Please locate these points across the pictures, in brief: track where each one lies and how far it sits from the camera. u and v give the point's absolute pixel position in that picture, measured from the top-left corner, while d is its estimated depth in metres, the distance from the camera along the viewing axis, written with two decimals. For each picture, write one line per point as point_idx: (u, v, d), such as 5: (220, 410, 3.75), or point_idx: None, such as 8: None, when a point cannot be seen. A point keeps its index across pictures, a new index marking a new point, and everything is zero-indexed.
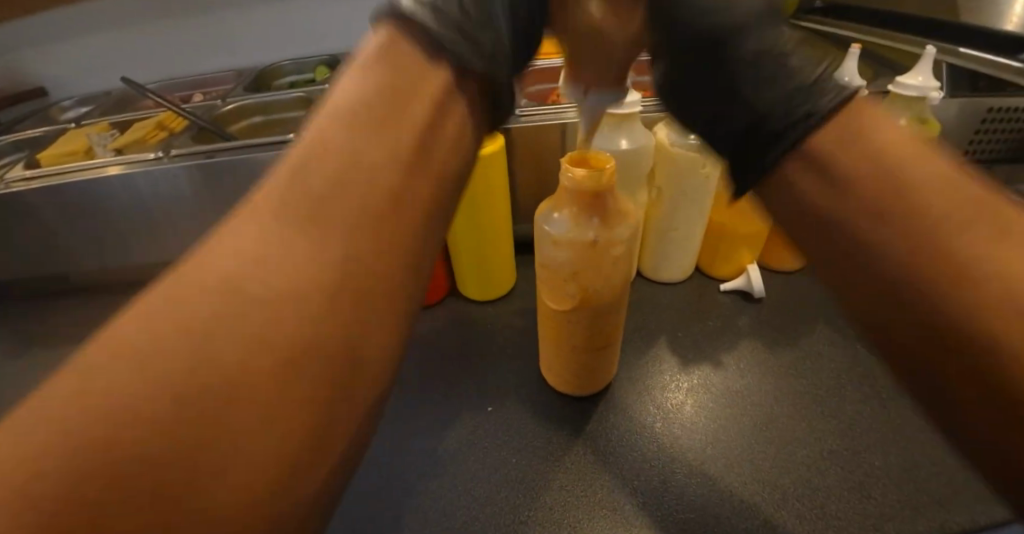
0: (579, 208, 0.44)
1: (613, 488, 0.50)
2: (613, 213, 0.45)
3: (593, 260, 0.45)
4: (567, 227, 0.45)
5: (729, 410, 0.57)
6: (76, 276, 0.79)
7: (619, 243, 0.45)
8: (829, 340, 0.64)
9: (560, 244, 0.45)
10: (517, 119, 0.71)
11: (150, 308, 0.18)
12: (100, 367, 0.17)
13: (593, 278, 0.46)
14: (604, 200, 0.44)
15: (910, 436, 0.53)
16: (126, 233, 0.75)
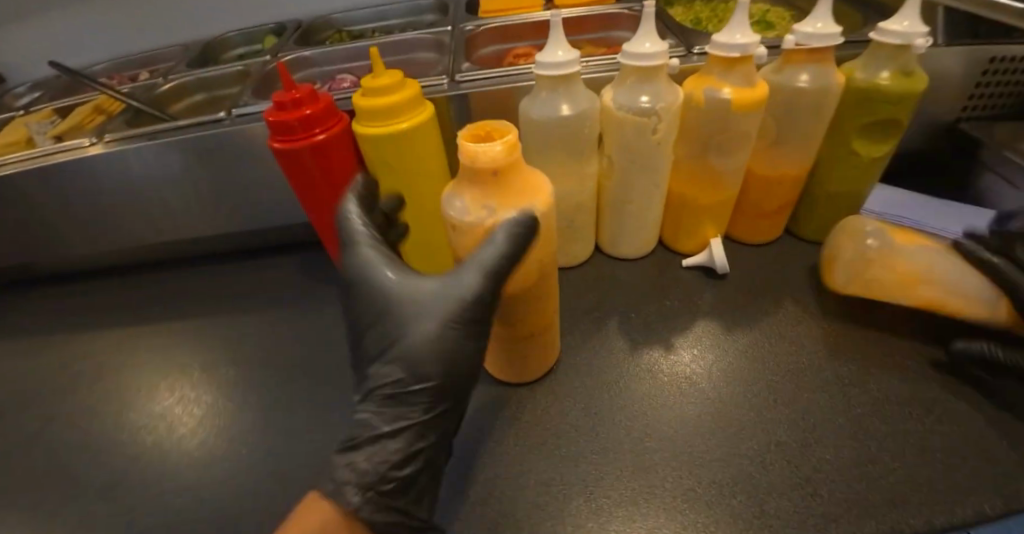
0: (480, 188, 0.40)
1: (540, 482, 0.47)
2: (518, 194, 0.40)
3: (498, 246, 0.41)
4: (470, 212, 0.40)
5: (676, 398, 0.53)
6: (39, 265, 0.80)
7: None
8: (794, 321, 0.59)
9: (462, 230, 0.41)
10: (458, 87, 0.64)
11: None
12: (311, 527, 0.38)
13: (500, 261, 0.43)
14: (505, 178, 0.40)
15: (869, 428, 0.49)
16: (75, 223, 0.74)
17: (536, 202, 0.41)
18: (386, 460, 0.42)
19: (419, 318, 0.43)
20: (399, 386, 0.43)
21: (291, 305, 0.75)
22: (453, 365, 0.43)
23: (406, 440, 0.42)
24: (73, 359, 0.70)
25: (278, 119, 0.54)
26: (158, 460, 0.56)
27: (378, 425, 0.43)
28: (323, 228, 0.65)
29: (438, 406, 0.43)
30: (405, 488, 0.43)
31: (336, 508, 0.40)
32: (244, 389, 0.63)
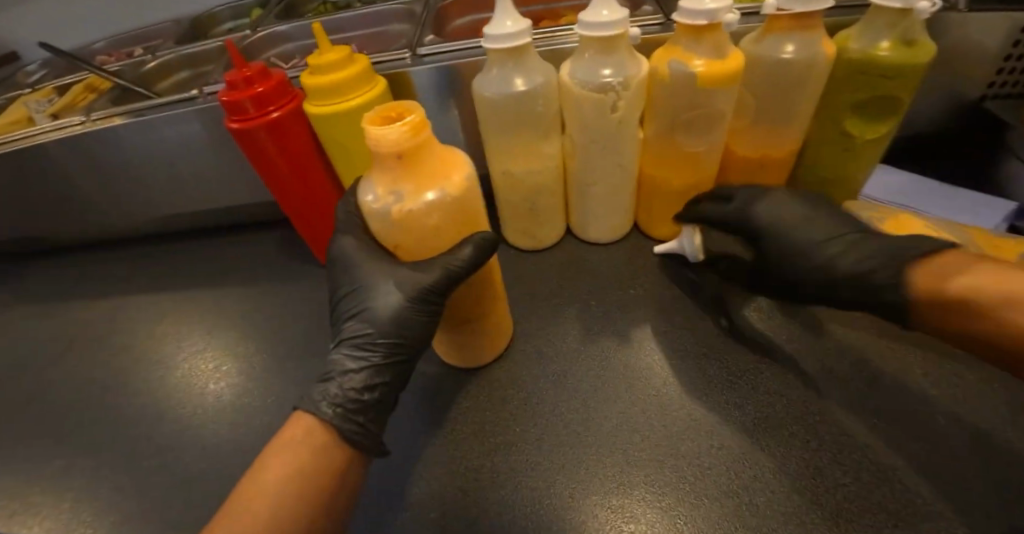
0: (388, 174, 0.40)
1: (469, 468, 0.47)
2: (431, 179, 0.40)
3: (408, 229, 0.43)
4: (379, 195, 0.41)
5: (622, 387, 0.51)
6: (53, 236, 0.86)
7: (435, 212, 0.42)
8: (764, 317, 0.55)
9: (374, 214, 0.42)
10: (420, 61, 0.61)
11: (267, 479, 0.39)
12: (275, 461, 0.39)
13: (414, 241, 0.45)
14: (414, 163, 0.39)
15: (824, 436, 0.46)
16: (76, 198, 0.78)
17: (446, 187, 0.41)
18: (355, 386, 0.44)
19: (384, 281, 0.45)
20: (366, 333, 0.45)
21: (270, 280, 0.77)
22: (411, 325, 0.45)
23: (372, 374, 0.45)
24: (76, 324, 0.76)
25: (229, 99, 0.54)
26: (137, 424, 0.61)
27: (348, 362, 0.45)
28: (288, 206, 0.65)
29: (400, 349, 0.46)
30: (369, 409, 0.44)
31: (311, 423, 0.42)
32: (218, 360, 0.66)
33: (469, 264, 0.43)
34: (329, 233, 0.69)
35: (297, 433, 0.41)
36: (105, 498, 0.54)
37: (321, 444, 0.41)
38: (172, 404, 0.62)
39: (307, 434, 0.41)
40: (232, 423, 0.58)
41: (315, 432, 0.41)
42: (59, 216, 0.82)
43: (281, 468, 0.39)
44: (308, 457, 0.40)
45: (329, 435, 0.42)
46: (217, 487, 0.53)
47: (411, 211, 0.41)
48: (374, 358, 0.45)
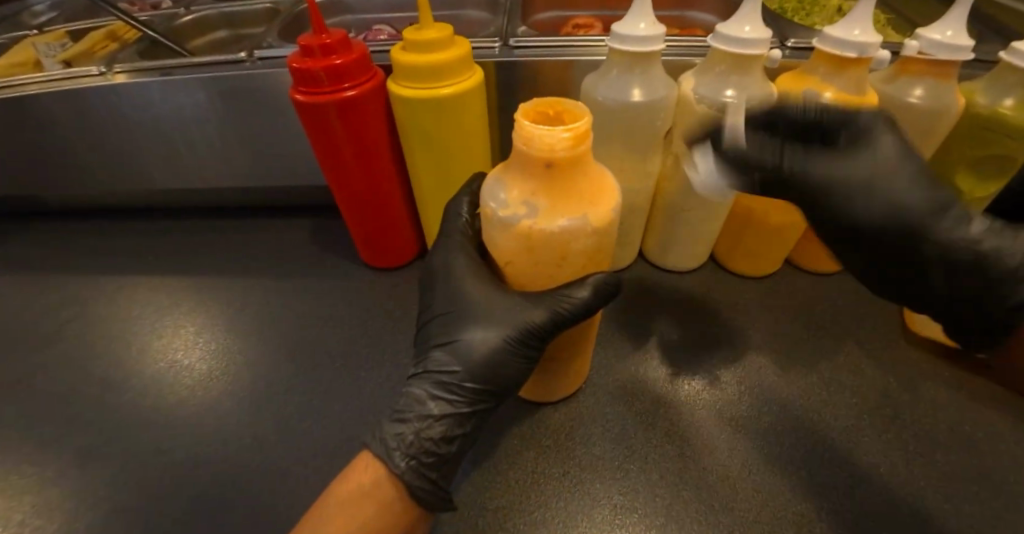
0: (527, 181, 0.33)
1: (554, 519, 0.43)
2: (574, 200, 0.34)
3: (530, 252, 0.36)
4: (508, 207, 0.34)
5: (716, 439, 0.48)
6: (45, 198, 0.76)
7: (570, 244, 0.35)
8: (856, 368, 0.53)
9: (494, 225, 0.35)
10: (511, 52, 0.56)
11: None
12: (325, 513, 0.33)
13: (527, 267, 0.38)
14: (561, 177, 0.33)
15: (936, 505, 0.43)
16: (78, 158, 0.69)
17: (590, 213, 0.34)
18: (433, 435, 0.36)
19: (483, 313, 0.38)
20: (452, 372, 0.37)
21: (300, 273, 0.69)
22: (503, 370, 0.38)
23: (452, 424, 0.37)
24: (65, 302, 0.65)
25: (301, 67, 0.47)
26: (145, 431, 0.52)
27: (427, 402, 0.37)
28: (343, 194, 0.58)
29: (487, 395, 0.38)
30: (445, 463, 0.37)
31: (378, 471, 0.35)
32: (243, 361, 0.58)
33: (580, 308, 0.37)
34: (380, 234, 0.62)
35: (363, 482, 0.34)
36: (106, 519, 0.45)
37: (388, 502, 0.34)
38: (190, 410, 0.54)
39: (373, 484, 0.34)
40: (260, 437, 0.51)
41: (380, 484, 0.34)
42: (54, 176, 0.71)
43: (341, 524, 0.32)
44: (371, 510, 0.33)
45: (397, 491, 0.35)
46: (246, 514, 0.45)
47: (542, 232, 0.34)
48: (458, 404, 0.37)
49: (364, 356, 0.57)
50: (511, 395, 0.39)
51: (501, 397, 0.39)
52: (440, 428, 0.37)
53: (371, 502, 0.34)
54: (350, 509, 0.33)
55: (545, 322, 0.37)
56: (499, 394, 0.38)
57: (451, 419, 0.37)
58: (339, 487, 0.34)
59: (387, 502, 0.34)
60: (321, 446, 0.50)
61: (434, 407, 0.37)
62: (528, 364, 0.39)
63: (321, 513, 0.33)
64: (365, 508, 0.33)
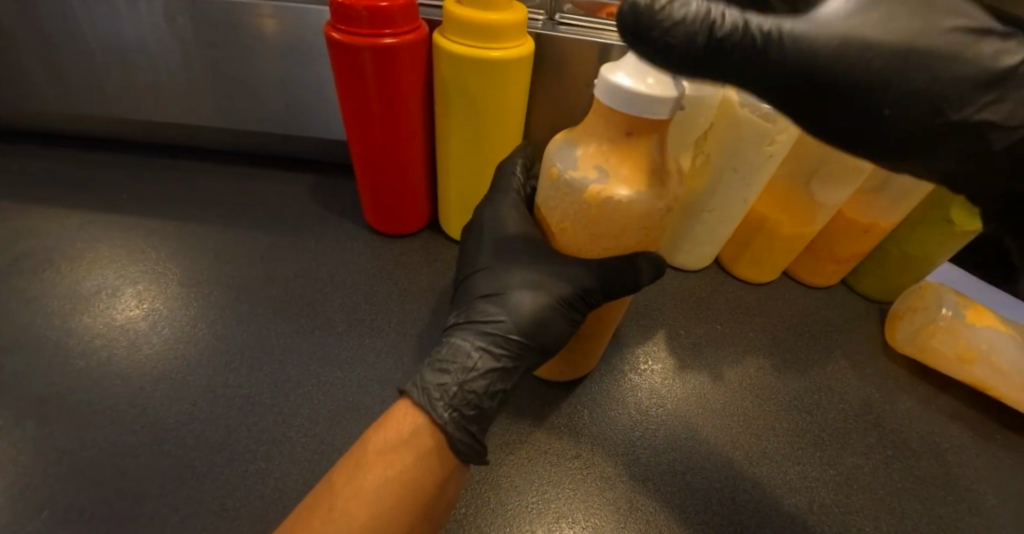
0: (603, 147, 0.33)
1: (573, 495, 0.43)
2: (648, 171, 0.33)
3: (591, 219, 0.35)
4: (579, 167, 0.34)
5: (716, 425, 0.50)
6: (16, 112, 0.69)
7: (634, 215, 0.34)
8: (842, 376, 0.56)
9: (560, 186, 0.35)
10: (554, 27, 0.54)
11: (354, 482, 0.31)
12: (363, 461, 0.32)
13: (581, 235, 0.37)
14: (640, 146, 0.32)
15: (911, 507, 0.46)
16: (60, 71, 0.64)
17: (659, 187, 0.34)
18: (477, 389, 0.35)
19: (534, 278, 0.38)
20: (500, 326, 0.37)
21: (301, 228, 0.65)
22: (550, 329, 0.38)
23: (495, 378, 0.36)
24: (29, 232, 0.59)
25: (343, 2, 0.43)
26: (118, 381, 0.47)
27: (471, 353, 0.36)
28: (362, 147, 0.55)
29: (531, 354, 0.37)
30: (484, 419, 0.36)
31: (419, 421, 0.34)
32: (234, 315, 0.54)
33: (631, 279, 0.37)
34: (394, 198, 0.59)
35: (401, 431, 0.33)
36: (71, 465, 0.41)
37: (428, 449, 0.33)
38: (171, 363, 0.49)
39: (413, 432, 0.33)
40: (250, 397, 0.47)
41: (421, 432, 0.33)
42: (28, 87, 0.66)
43: (379, 469, 0.32)
44: (412, 457, 0.32)
45: (436, 441, 0.33)
46: (231, 478, 0.41)
47: (609, 201, 0.33)
48: (502, 357, 0.36)
49: (368, 323, 0.54)
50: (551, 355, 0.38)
51: (542, 357, 0.38)
52: (485, 380, 0.35)
53: (412, 449, 0.33)
54: (389, 458, 0.32)
55: (597, 286, 0.37)
56: (544, 352, 0.38)
57: (497, 370, 0.36)
58: (377, 435, 0.33)
59: (427, 450, 0.33)
60: (320, 406, 0.47)
61: (481, 360, 0.36)
62: (573, 327, 0.39)
63: (359, 461, 0.32)
64: (404, 457, 0.32)
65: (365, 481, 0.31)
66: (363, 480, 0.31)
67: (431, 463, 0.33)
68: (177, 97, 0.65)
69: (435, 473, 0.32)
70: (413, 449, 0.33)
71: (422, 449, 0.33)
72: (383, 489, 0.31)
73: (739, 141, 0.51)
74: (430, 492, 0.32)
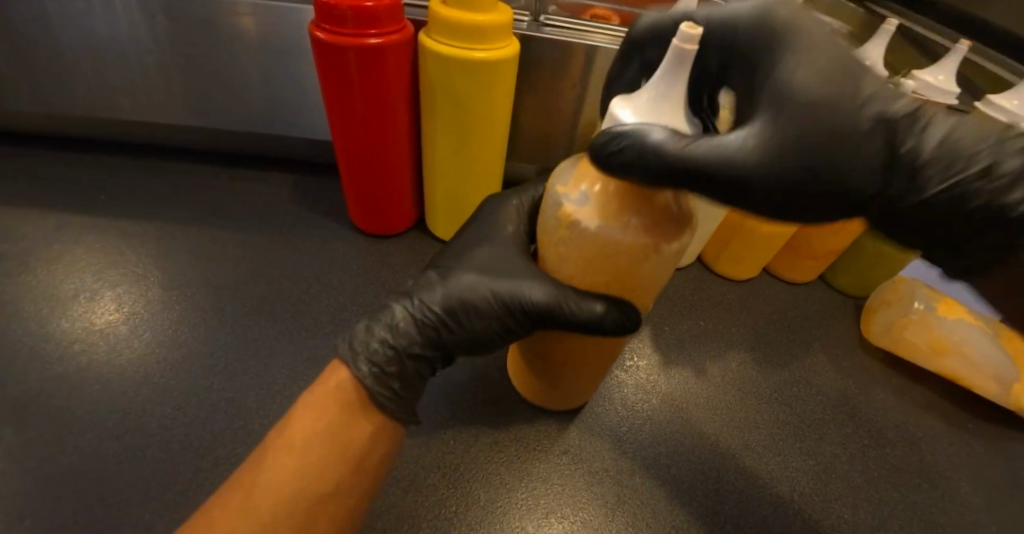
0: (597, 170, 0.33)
1: (559, 490, 0.44)
2: (632, 203, 0.32)
3: (563, 239, 0.35)
4: (568, 183, 0.35)
5: (688, 411, 0.52)
6: None
7: (598, 247, 0.33)
8: (820, 369, 0.58)
9: (549, 196, 0.36)
10: (539, 29, 0.54)
11: (286, 432, 0.34)
12: (297, 414, 0.35)
13: (557, 254, 0.37)
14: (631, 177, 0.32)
15: (886, 494, 0.48)
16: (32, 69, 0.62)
17: (636, 227, 0.32)
18: (398, 348, 0.36)
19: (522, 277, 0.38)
20: (435, 296, 0.39)
21: (283, 229, 0.64)
22: (477, 314, 0.38)
23: (418, 342, 0.37)
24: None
25: (328, 2, 0.43)
26: (98, 386, 0.46)
27: (402, 316, 0.38)
28: (347, 148, 0.55)
29: (460, 334, 0.38)
30: (404, 385, 0.37)
31: (346, 374, 0.36)
32: (216, 317, 0.53)
33: (579, 314, 0.35)
34: (380, 199, 0.59)
35: (332, 386, 0.36)
36: (47, 472, 0.40)
37: (353, 403, 0.35)
38: (153, 368, 0.48)
39: (341, 386, 0.35)
40: (235, 400, 0.46)
41: (347, 386, 0.35)
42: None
43: (309, 421, 0.34)
44: (338, 410, 0.34)
45: (360, 396, 0.35)
46: (218, 482, 0.41)
47: (577, 223, 0.33)
48: (427, 327, 0.38)
49: (353, 324, 0.54)
50: (478, 346, 0.39)
51: (473, 344, 0.39)
52: (411, 339, 0.37)
53: (340, 400, 0.35)
54: (318, 407, 0.35)
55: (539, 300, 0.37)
56: (475, 337, 0.39)
57: (426, 334, 0.38)
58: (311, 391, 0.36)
59: (355, 401, 0.35)
60: None
61: (409, 325, 0.37)
62: (507, 328, 0.39)
63: (294, 414, 0.35)
64: (333, 407, 0.35)
65: (296, 431, 0.34)
66: (294, 430, 0.34)
67: (357, 411, 0.35)
68: (156, 97, 0.64)
69: (362, 421, 0.35)
70: (341, 399, 0.35)
71: (349, 399, 0.35)
72: (312, 439, 0.33)
73: None
74: (360, 438, 0.34)
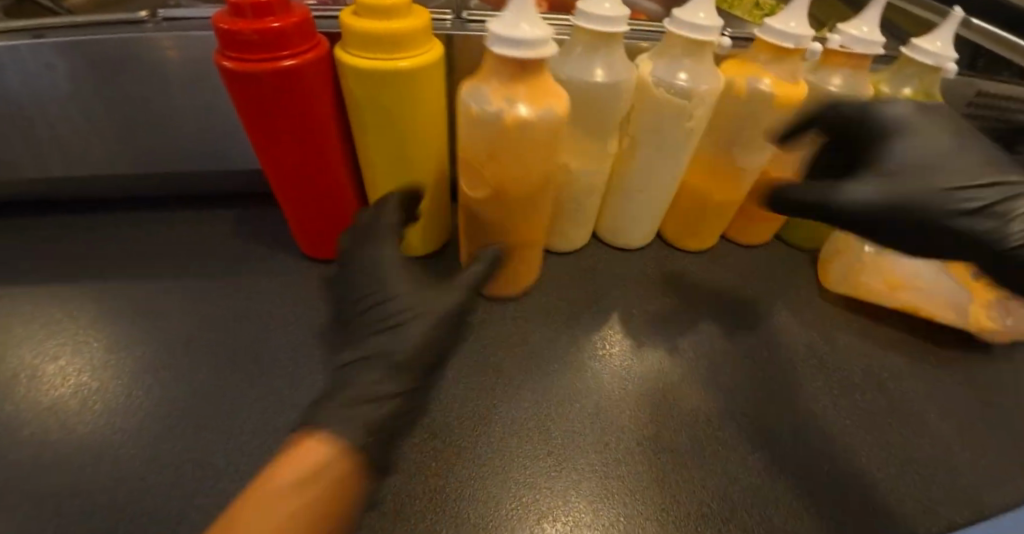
0: (506, 84, 0.45)
1: (546, 493, 0.44)
2: (539, 91, 0.46)
3: (510, 139, 0.47)
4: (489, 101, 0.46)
5: (664, 390, 0.52)
6: None
7: (539, 123, 0.46)
8: (785, 326, 0.60)
9: (481, 120, 0.46)
10: (462, 26, 0.52)
11: (251, 509, 0.34)
12: (254, 503, 0.34)
13: (510, 160, 0.49)
14: (527, 78, 0.45)
15: (861, 439, 0.50)
16: None
17: (553, 107, 0.46)
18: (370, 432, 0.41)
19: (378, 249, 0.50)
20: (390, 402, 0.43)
21: (230, 270, 0.61)
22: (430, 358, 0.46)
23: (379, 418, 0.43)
24: None
25: (230, 27, 0.40)
26: (52, 470, 0.43)
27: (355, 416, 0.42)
28: (280, 177, 0.52)
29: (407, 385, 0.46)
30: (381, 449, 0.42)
31: (323, 453, 0.38)
32: (171, 375, 0.50)
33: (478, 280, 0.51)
34: (324, 222, 0.57)
35: (307, 466, 0.37)
36: None
37: (329, 483, 0.37)
38: (111, 440, 0.45)
39: (321, 465, 0.38)
40: (202, 459, 0.44)
41: (328, 462, 0.38)
42: None
43: (283, 494, 0.35)
44: (314, 488, 0.36)
45: (336, 472, 0.38)
46: None
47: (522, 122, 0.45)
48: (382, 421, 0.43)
49: (317, 359, 0.52)
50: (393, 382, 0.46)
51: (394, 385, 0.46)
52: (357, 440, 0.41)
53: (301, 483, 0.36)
54: (275, 479, 0.35)
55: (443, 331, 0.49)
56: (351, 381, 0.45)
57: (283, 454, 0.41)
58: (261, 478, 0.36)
59: (300, 481, 0.36)
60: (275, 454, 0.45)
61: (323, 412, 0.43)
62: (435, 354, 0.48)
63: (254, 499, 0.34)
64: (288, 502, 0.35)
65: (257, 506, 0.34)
66: (264, 512, 0.34)
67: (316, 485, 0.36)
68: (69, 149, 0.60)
69: (315, 501, 0.36)
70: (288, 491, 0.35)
71: (290, 490, 0.35)
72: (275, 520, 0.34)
73: (649, 115, 0.52)
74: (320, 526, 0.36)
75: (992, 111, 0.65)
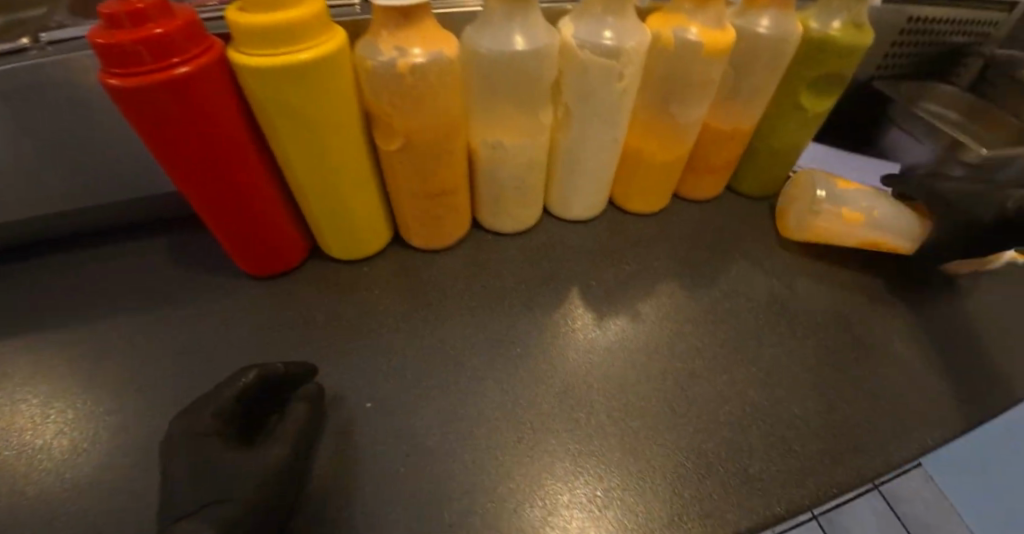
0: (394, 33, 0.43)
1: (521, 480, 0.43)
2: (428, 32, 0.44)
3: (407, 90, 0.45)
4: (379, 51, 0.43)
5: (630, 358, 0.52)
6: None
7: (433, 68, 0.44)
8: (745, 277, 0.60)
9: (376, 76, 0.44)
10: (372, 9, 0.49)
11: None
12: None
13: (409, 112, 0.47)
14: (412, 22, 0.43)
15: (828, 378, 0.50)
16: None
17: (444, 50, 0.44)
18: None
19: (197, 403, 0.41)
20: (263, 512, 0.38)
21: (170, 300, 0.58)
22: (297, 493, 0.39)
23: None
24: None
25: (109, 41, 0.36)
26: None
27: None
28: (200, 195, 0.49)
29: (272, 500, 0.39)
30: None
31: None
32: (116, 420, 0.48)
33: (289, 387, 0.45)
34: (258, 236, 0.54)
35: None
36: None
37: None
38: (57, 499, 0.42)
39: None
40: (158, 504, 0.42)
41: None
42: None
43: None
44: None
45: None
46: None
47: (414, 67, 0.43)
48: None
49: None
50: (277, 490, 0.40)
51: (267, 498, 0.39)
52: None
53: None
54: None
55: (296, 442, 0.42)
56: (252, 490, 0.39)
57: None
58: None
59: None
60: None
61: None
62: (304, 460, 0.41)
63: None
64: None
65: None
66: None
67: None
68: None
69: None
70: None
71: None
72: None
73: (578, 80, 0.50)
74: None
75: (922, 36, 0.65)
